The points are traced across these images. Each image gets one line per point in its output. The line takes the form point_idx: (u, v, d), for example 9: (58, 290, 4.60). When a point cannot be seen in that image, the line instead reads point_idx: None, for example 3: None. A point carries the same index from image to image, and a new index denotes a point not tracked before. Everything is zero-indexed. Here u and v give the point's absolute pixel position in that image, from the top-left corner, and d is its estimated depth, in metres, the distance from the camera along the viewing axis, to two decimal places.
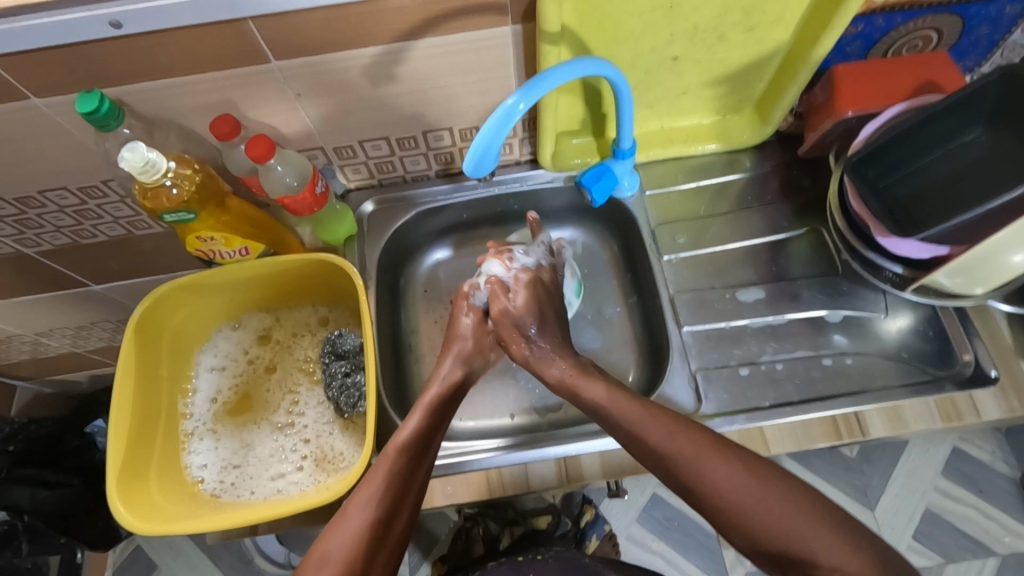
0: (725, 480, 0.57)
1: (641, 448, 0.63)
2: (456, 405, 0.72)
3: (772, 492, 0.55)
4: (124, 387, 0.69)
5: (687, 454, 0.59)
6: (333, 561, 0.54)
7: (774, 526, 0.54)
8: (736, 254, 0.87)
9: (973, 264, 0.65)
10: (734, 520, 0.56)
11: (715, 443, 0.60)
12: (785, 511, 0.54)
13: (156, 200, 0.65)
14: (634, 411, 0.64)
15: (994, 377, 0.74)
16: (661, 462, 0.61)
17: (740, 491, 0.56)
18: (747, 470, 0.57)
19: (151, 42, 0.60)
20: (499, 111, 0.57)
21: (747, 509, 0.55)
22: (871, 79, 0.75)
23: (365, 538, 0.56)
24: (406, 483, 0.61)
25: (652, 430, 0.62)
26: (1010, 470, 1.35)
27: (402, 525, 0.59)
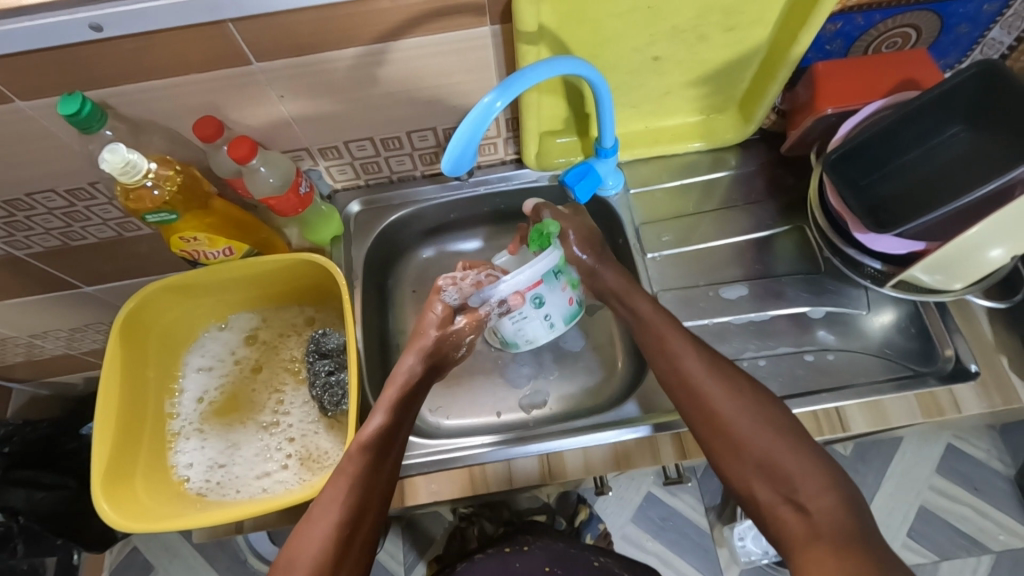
0: (734, 410, 0.63)
1: (671, 369, 0.68)
2: (416, 398, 0.72)
3: (758, 414, 0.62)
4: (110, 387, 0.69)
5: (716, 392, 0.64)
6: (302, 566, 0.56)
7: (761, 444, 0.60)
8: (721, 252, 0.88)
9: (951, 259, 0.65)
10: (730, 444, 0.62)
11: (725, 366, 0.66)
12: (767, 433, 0.61)
13: (138, 202, 0.65)
14: (701, 366, 0.66)
15: (975, 372, 0.74)
16: (678, 383, 0.67)
17: (743, 423, 0.62)
18: (748, 396, 0.63)
19: (133, 44, 0.61)
20: (476, 110, 0.57)
21: (736, 423, 0.62)
22: (851, 76, 0.76)
23: (331, 541, 0.58)
24: (371, 483, 0.61)
25: (683, 356, 0.67)
26: (1004, 467, 1.35)
27: (372, 525, 0.61)
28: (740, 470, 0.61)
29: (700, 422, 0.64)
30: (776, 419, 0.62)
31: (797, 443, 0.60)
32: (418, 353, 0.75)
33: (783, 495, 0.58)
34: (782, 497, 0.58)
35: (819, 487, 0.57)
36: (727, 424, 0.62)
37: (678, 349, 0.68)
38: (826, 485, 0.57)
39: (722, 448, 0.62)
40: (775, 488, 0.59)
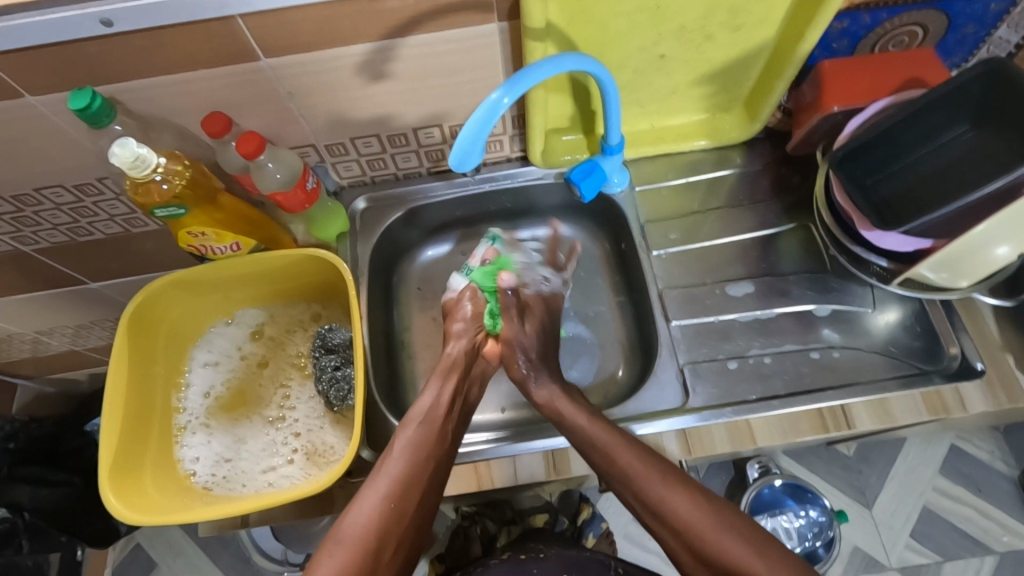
0: (662, 500, 0.63)
1: (603, 456, 0.67)
2: (473, 377, 0.76)
3: (688, 511, 0.62)
4: (118, 380, 0.70)
5: (642, 471, 0.65)
6: (353, 542, 0.59)
7: (725, 551, 0.58)
8: (726, 250, 0.88)
9: (960, 256, 0.65)
10: (676, 533, 0.62)
11: (680, 477, 0.64)
12: (730, 536, 0.59)
13: (147, 195, 0.65)
14: (607, 436, 0.67)
15: (981, 370, 0.74)
16: (610, 469, 0.66)
17: (700, 522, 0.61)
18: (672, 485, 0.63)
19: (143, 39, 0.61)
20: (483, 106, 0.58)
21: (704, 532, 0.60)
22: (857, 75, 0.76)
23: (381, 517, 0.61)
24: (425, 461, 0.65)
25: (618, 455, 0.66)
26: (1009, 470, 1.35)
27: (419, 510, 0.63)
28: (681, 547, 0.61)
29: (643, 517, 0.64)
30: (719, 509, 0.62)
31: (746, 537, 0.59)
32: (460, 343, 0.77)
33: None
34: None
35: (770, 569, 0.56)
36: (685, 528, 0.61)
37: (591, 432, 0.69)
38: (777, 559, 0.57)
39: (667, 532, 0.62)
40: None
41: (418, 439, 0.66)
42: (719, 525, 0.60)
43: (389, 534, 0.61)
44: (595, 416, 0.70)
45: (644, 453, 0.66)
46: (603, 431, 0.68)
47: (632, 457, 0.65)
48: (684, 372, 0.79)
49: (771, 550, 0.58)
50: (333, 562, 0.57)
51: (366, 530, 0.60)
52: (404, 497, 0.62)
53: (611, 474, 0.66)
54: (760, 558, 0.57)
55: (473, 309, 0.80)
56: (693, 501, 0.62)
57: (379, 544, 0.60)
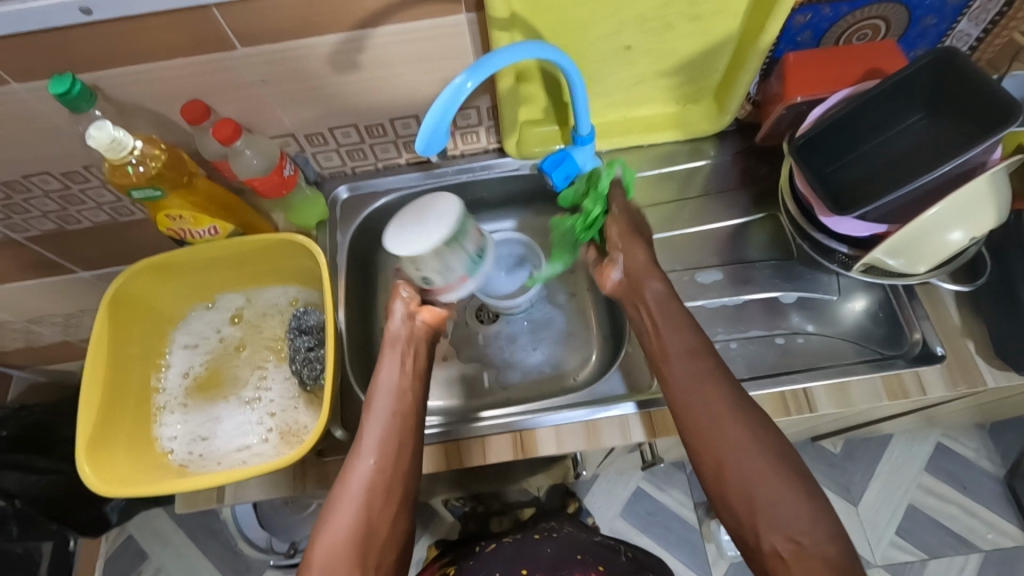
0: (723, 407, 0.62)
1: (688, 409, 0.64)
2: (427, 337, 0.76)
3: (755, 445, 0.60)
4: (96, 357, 0.72)
5: (714, 409, 0.63)
6: (351, 502, 0.62)
7: (749, 469, 0.59)
8: (696, 239, 0.90)
9: (915, 240, 0.67)
10: (713, 450, 0.61)
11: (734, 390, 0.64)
12: (763, 460, 0.59)
13: (124, 177, 0.68)
14: (687, 365, 0.66)
15: (940, 355, 0.75)
16: (679, 404, 0.65)
17: (732, 426, 0.61)
18: (744, 419, 0.61)
19: (119, 28, 0.63)
20: (447, 89, 0.60)
21: (739, 450, 0.60)
22: (819, 65, 0.77)
23: (370, 475, 0.64)
24: (398, 422, 0.68)
25: (693, 383, 0.65)
26: (994, 467, 1.36)
27: (405, 465, 0.66)
28: (721, 485, 0.60)
29: (700, 454, 0.62)
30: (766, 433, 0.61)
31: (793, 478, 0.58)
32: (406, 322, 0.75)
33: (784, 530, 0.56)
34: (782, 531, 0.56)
35: (807, 524, 0.55)
36: (722, 440, 0.61)
37: (671, 368, 0.67)
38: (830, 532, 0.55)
39: (712, 469, 0.61)
40: (773, 525, 0.56)
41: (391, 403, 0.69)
42: (773, 479, 0.58)
43: (380, 491, 0.64)
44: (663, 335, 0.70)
45: (704, 371, 0.65)
46: (679, 367, 0.67)
47: (712, 390, 0.64)
48: None
49: (804, 488, 0.57)
50: (336, 521, 0.61)
51: (359, 495, 0.63)
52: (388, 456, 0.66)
53: (680, 393, 0.65)
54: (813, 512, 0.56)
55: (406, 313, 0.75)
56: (754, 446, 0.60)
57: (375, 505, 0.63)
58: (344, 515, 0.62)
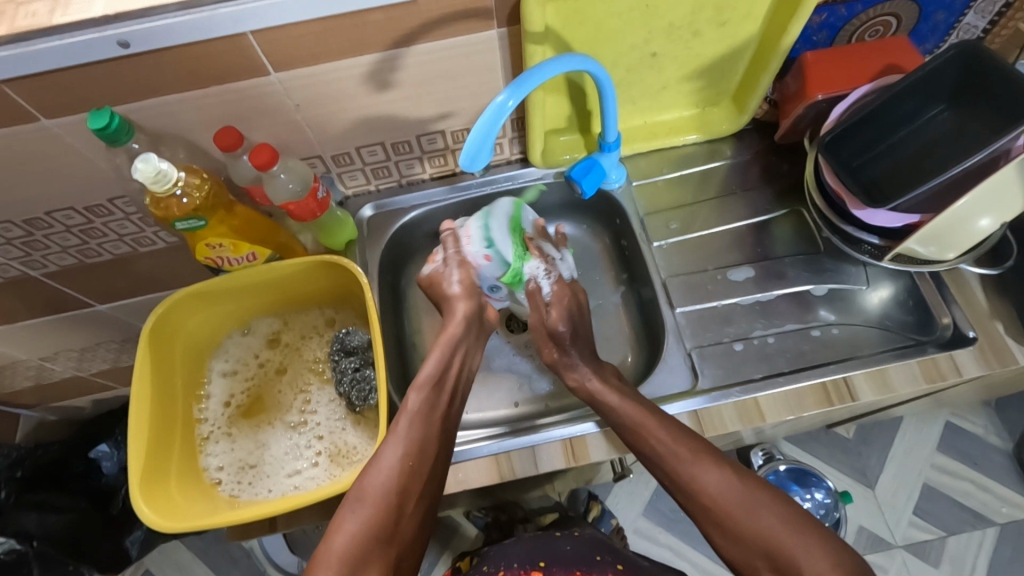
0: (719, 487, 0.62)
1: (658, 467, 0.67)
2: (467, 338, 0.75)
3: (735, 488, 0.62)
4: (142, 391, 0.71)
5: (684, 459, 0.65)
6: (370, 497, 0.60)
7: (764, 533, 0.59)
8: (721, 238, 0.91)
9: (945, 229, 0.69)
10: (718, 519, 0.62)
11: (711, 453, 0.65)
12: (777, 522, 0.59)
13: (167, 210, 0.67)
14: (675, 450, 0.66)
15: (973, 337, 0.77)
16: (655, 463, 0.67)
17: (725, 493, 0.62)
18: (719, 466, 0.64)
19: (157, 58, 0.63)
20: (490, 108, 0.60)
21: (733, 510, 0.61)
22: (838, 63, 0.79)
23: (399, 474, 0.62)
24: (426, 423, 0.66)
25: (656, 434, 0.67)
26: (1003, 443, 1.40)
27: (428, 467, 0.64)
28: (740, 551, 0.60)
29: (685, 496, 0.64)
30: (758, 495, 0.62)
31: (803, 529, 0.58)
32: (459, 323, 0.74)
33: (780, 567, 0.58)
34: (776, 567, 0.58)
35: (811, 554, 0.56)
36: (719, 509, 0.62)
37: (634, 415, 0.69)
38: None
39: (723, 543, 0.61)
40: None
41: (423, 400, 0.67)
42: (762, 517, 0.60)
43: (405, 490, 0.61)
44: (635, 415, 0.69)
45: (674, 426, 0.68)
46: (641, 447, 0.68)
47: (671, 437, 0.66)
48: (693, 356, 0.82)
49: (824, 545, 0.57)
50: (354, 518, 0.59)
51: (383, 495, 0.60)
52: (414, 456, 0.63)
53: (661, 472, 0.66)
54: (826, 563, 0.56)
55: (463, 284, 0.77)
56: (730, 489, 0.62)
57: (399, 507, 0.61)
58: (365, 515, 0.59)
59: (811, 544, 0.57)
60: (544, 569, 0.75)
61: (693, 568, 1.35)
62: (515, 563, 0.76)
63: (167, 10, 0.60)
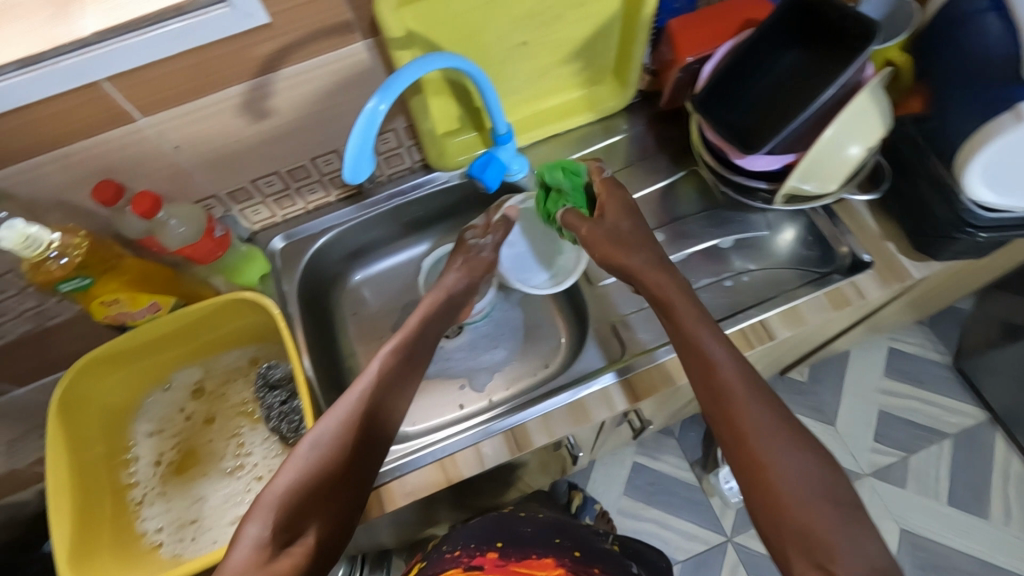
0: (780, 458, 0.58)
1: (725, 417, 0.62)
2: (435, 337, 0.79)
3: (801, 469, 0.58)
4: (56, 469, 0.68)
5: (754, 425, 0.60)
6: (324, 444, 0.61)
7: (808, 520, 0.55)
8: (630, 208, 0.94)
9: (820, 160, 0.72)
10: (768, 496, 0.57)
11: (786, 423, 0.60)
12: (824, 512, 0.55)
13: (47, 274, 0.65)
14: (757, 413, 0.60)
15: (869, 261, 0.81)
16: (730, 428, 0.61)
17: (784, 472, 0.58)
18: (802, 461, 0.58)
19: (10, 122, 0.61)
20: (362, 116, 0.60)
21: (785, 489, 0.57)
22: (700, 26, 0.82)
23: (343, 431, 0.62)
24: (389, 387, 0.68)
25: (744, 408, 0.61)
26: (942, 357, 1.47)
27: (383, 430, 0.66)
28: (777, 527, 0.56)
29: (746, 471, 0.59)
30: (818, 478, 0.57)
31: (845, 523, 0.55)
32: (441, 295, 0.82)
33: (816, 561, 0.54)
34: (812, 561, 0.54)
35: (862, 559, 0.53)
36: (770, 479, 0.58)
37: (723, 367, 0.63)
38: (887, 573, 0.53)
39: (765, 512, 0.58)
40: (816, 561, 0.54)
41: (394, 365, 0.70)
42: (824, 514, 0.55)
43: (358, 446, 0.63)
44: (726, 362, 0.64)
45: (764, 396, 0.62)
46: (716, 398, 0.63)
47: (760, 406, 0.61)
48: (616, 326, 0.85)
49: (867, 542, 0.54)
50: (306, 462, 0.59)
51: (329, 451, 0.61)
52: (369, 413, 0.65)
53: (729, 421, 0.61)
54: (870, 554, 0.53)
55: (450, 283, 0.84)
56: (815, 496, 0.56)
57: (344, 464, 0.61)
58: (310, 466, 0.59)
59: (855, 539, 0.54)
60: (502, 549, 0.76)
61: (680, 536, 1.36)
62: (472, 542, 0.76)
63: (8, 70, 0.58)
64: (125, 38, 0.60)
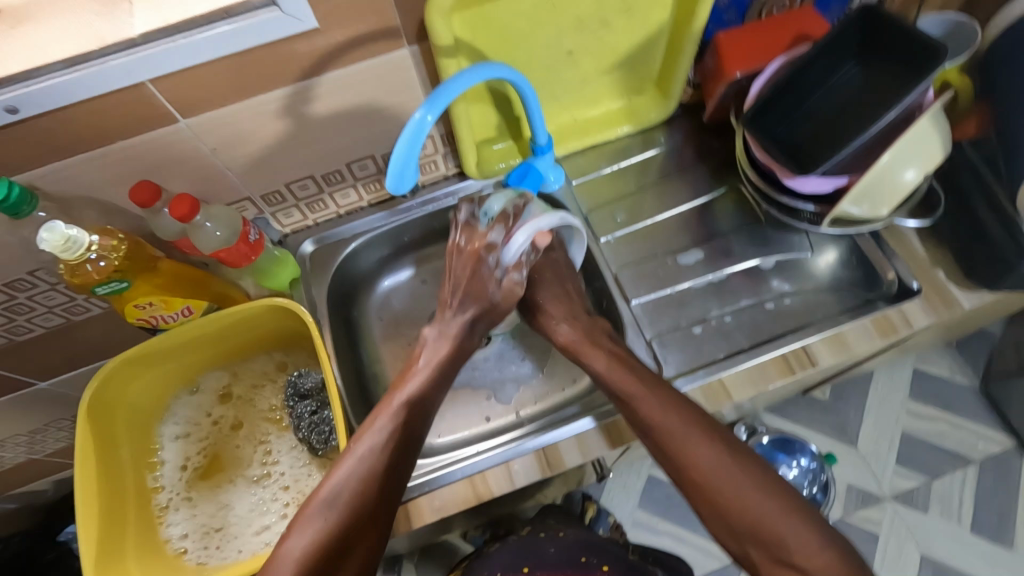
0: (711, 463, 0.64)
1: (652, 434, 0.67)
2: (456, 369, 0.75)
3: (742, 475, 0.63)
4: (88, 475, 0.67)
5: (677, 434, 0.65)
6: (342, 502, 0.61)
7: (754, 512, 0.61)
8: (668, 224, 0.92)
9: (875, 184, 0.70)
10: (711, 499, 0.63)
11: (708, 427, 0.66)
12: (763, 500, 0.61)
13: (85, 277, 0.65)
14: (677, 425, 0.66)
15: (917, 289, 0.79)
16: (660, 446, 0.66)
17: (720, 473, 0.63)
18: (734, 460, 0.64)
19: (52, 121, 0.60)
20: (409, 126, 0.57)
21: (726, 491, 0.62)
22: (752, 38, 0.79)
23: (357, 484, 0.62)
24: (409, 434, 0.66)
25: (675, 433, 0.65)
26: (969, 380, 1.41)
27: (405, 477, 0.65)
28: (729, 527, 0.62)
29: (689, 486, 0.64)
30: (753, 472, 0.63)
31: (790, 510, 0.61)
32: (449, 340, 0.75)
33: (776, 556, 0.60)
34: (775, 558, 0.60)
35: (812, 544, 0.59)
36: (713, 485, 0.63)
37: (646, 406, 0.67)
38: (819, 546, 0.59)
39: (713, 517, 0.63)
40: (767, 550, 0.60)
41: (414, 404, 0.69)
42: (767, 511, 0.61)
43: (375, 498, 0.62)
44: (630, 387, 0.69)
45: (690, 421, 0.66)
46: (644, 417, 0.67)
47: (700, 440, 0.65)
48: (654, 345, 0.82)
49: (800, 514, 0.61)
50: (322, 523, 0.60)
51: (344, 507, 0.61)
52: (387, 465, 0.64)
53: (661, 436, 0.66)
54: (805, 531, 0.59)
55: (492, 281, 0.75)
56: (756, 490, 0.62)
57: (362, 516, 0.61)
58: (324, 522, 0.60)
59: (795, 523, 0.60)
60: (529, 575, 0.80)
61: (695, 552, 1.31)
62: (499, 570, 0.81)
63: (54, 69, 0.57)
64: (171, 40, 0.58)
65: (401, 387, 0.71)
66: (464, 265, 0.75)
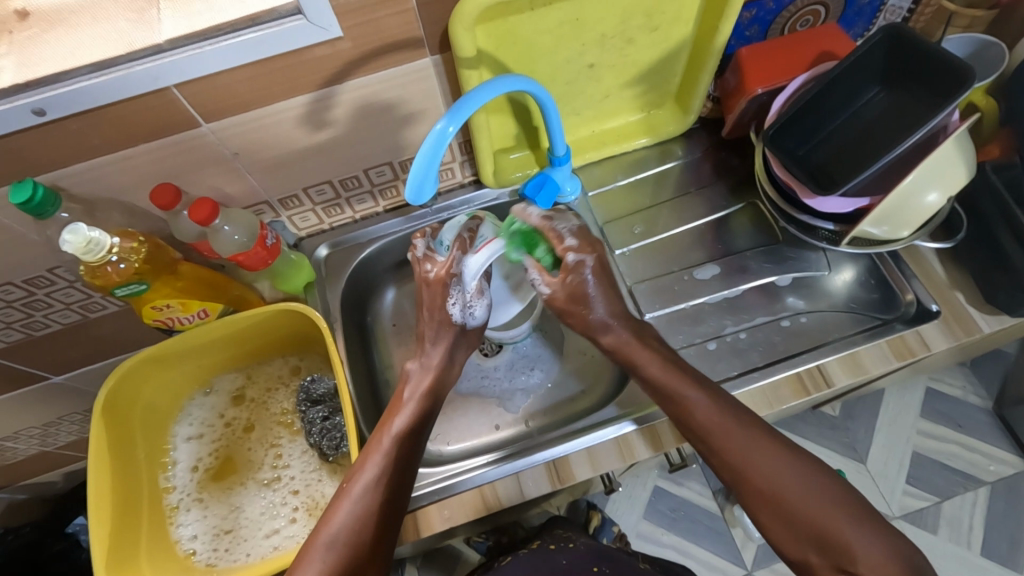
0: (771, 471, 0.63)
1: (703, 438, 0.66)
2: (440, 400, 0.74)
3: (801, 480, 0.62)
4: (100, 476, 0.68)
5: (733, 445, 0.64)
6: (342, 544, 0.61)
7: (816, 519, 0.60)
8: (683, 238, 0.91)
9: (897, 206, 0.69)
10: (771, 506, 0.62)
11: (772, 438, 0.65)
12: (827, 508, 0.61)
13: (105, 278, 0.65)
14: (734, 433, 0.65)
15: (936, 311, 0.78)
16: (713, 448, 0.66)
17: (783, 483, 0.62)
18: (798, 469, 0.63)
19: (78, 123, 0.60)
20: (430, 138, 0.57)
21: (790, 498, 0.61)
22: (774, 56, 0.79)
23: (357, 522, 0.62)
24: (401, 469, 0.66)
25: (738, 443, 0.64)
26: (982, 401, 1.39)
27: (401, 511, 0.65)
28: (791, 537, 0.61)
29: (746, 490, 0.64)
30: (819, 484, 0.62)
31: (856, 521, 0.60)
32: (432, 371, 0.74)
33: (838, 563, 0.59)
34: (833, 563, 0.59)
35: (877, 554, 0.58)
36: (778, 490, 0.62)
37: (698, 409, 0.67)
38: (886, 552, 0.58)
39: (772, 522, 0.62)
40: (829, 556, 0.59)
41: (405, 435, 0.68)
42: (826, 514, 0.60)
43: (373, 536, 0.62)
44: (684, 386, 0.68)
45: (751, 427, 0.65)
46: (705, 424, 0.66)
47: (761, 450, 0.64)
48: None
49: (868, 521, 0.60)
50: (323, 566, 0.59)
51: (344, 546, 0.61)
52: (384, 499, 0.64)
53: (715, 440, 0.65)
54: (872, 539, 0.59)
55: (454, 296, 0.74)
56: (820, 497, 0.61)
57: (363, 555, 0.61)
58: (327, 562, 0.60)
59: (866, 531, 0.59)
60: None
61: (701, 566, 1.29)
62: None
63: (83, 73, 0.58)
64: (198, 46, 0.59)
65: (391, 420, 0.70)
66: (433, 296, 0.74)
